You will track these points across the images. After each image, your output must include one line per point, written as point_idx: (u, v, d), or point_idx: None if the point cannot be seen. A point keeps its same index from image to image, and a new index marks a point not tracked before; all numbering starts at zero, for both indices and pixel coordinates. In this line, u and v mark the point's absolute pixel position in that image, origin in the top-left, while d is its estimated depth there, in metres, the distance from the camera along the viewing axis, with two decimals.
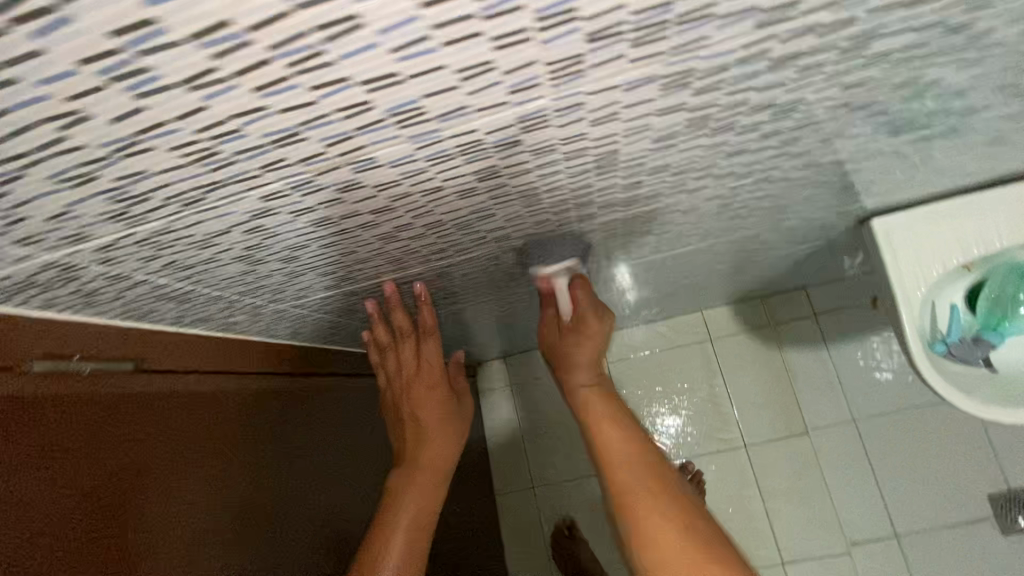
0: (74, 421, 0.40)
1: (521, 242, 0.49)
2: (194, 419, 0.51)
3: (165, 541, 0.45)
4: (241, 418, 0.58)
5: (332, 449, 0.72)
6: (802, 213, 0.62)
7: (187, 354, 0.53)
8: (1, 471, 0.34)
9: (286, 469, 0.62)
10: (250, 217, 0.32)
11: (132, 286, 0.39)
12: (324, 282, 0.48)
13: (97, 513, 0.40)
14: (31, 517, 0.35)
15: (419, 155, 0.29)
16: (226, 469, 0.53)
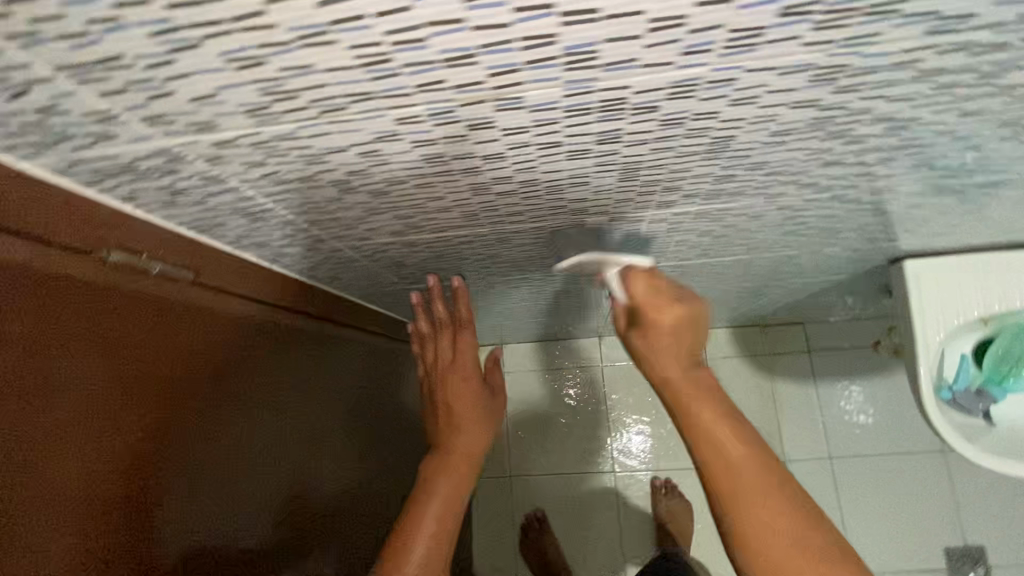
0: (126, 320, 0.40)
1: (592, 220, 0.49)
2: (223, 345, 0.51)
3: (182, 458, 0.45)
4: (263, 354, 0.58)
5: (328, 403, 0.73)
6: (848, 242, 0.64)
7: (238, 279, 0.53)
8: (59, 352, 0.34)
9: (290, 413, 0.62)
10: (373, 138, 0.32)
11: (220, 192, 0.38)
12: (394, 226, 0.48)
13: (131, 416, 0.40)
14: (77, 405, 0.35)
15: (562, 104, 0.29)
16: (242, 401, 0.53)
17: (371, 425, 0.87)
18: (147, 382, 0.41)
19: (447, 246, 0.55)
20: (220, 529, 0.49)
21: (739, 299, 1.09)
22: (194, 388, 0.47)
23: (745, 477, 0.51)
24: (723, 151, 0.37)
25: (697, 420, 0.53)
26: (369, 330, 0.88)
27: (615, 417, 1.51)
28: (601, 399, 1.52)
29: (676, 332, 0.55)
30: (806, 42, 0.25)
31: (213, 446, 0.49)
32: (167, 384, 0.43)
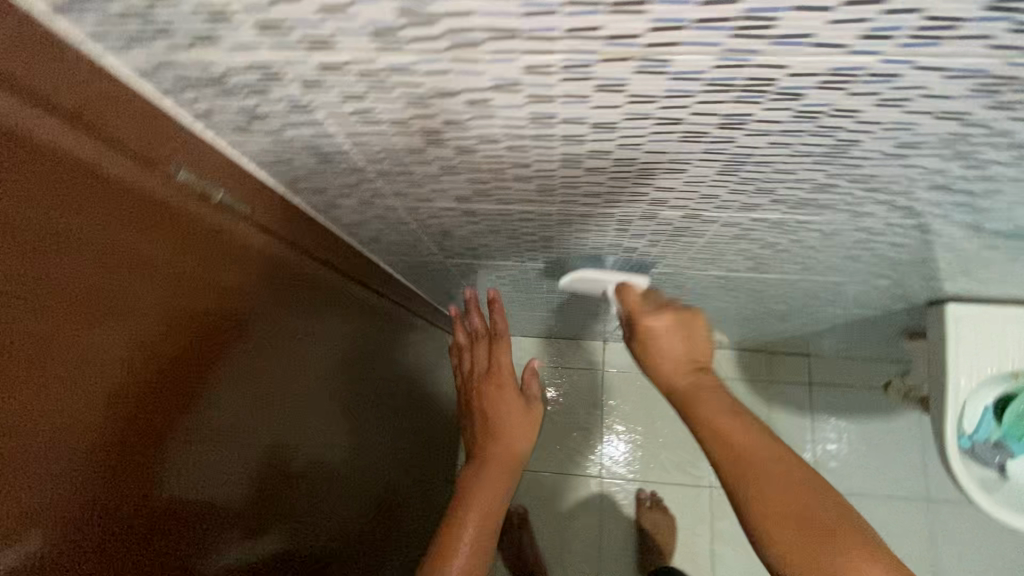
0: (181, 248, 0.38)
1: (665, 214, 0.48)
2: (264, 292, 0.49)
3: (210, 400, 0.43)
4: (296, 307, 0.56)
5: (343, 368, 0.71)
6: (901, 276, 0.63)
7: (287, 224, 0.51)
8: (115, 269, 0.32)
9: (309, 372, 0.61)
10: (489, 87, 0.30)
11: (302, 125, 0.36)
12: (461, 191, 0.46)
13: (171, 349, 0.38)
14: (125, 327, 0.34)
15: (706, 77, 0.28)
16: (271, 352, 0.52)
17: (376, 397, 0.86)
18: (175, 317, 0.38)
19: (503, 222, 0.53)
20: (215, 487, 0.46)
21: (759, 322, 1.08)
22: (220, 331, 0.44)
23: (758, 461, 0.55)
24: (838, 157, 0.35)
25: (704, 414, 0.60)
26: (388, 301, 0.86)
27: (610, 423, 1.50)
28: (598, 403, 1.51)
29: (675, 336, 0.65)
30: (993, 44, 0.24)
31: (226, 397, 0.45)
32: (195, 321, 0.40)
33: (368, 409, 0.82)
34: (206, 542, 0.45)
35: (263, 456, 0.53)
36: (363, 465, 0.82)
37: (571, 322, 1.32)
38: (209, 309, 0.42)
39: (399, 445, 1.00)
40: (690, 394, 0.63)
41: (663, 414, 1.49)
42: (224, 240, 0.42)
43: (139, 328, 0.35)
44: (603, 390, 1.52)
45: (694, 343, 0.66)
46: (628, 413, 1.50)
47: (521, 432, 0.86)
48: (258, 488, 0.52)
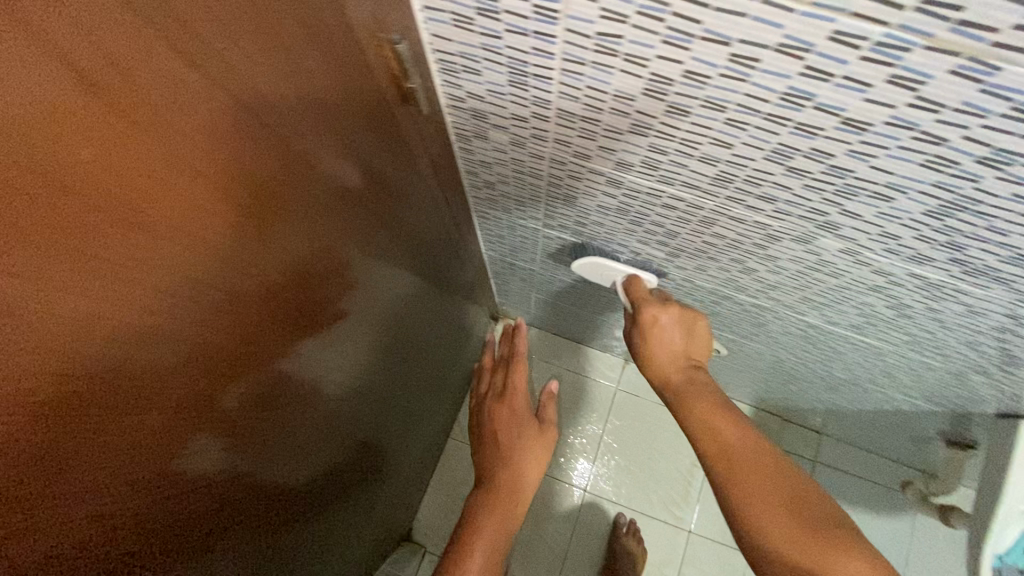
0: (349, 134, 0.35)
1: (822, 243, 0.45)
2: (374, 214, 0.46)
3: (300, 307, 0.40)
4: (390, 239, 0.53)
5: (395, 313, 0.68)
6: (999, 381, 0.61)
7: (423, 148, 0.48)
8: (291, 125, 0.29)
9: (372, 308, 0.58)
10: (772, 45, 0.28)
11: (527, 35, 0.34)
12: (628, 160, 0.44)
13: (293, 237, 0.34)
14: (271, 192, 0.30)
15: (1018, 98, 0.26)
16: (355, 279, 0.48)
17: (406, 348, 0.83)
18: (310, 205, 0.34)
19: (641, 206, 0.51)
20: (248, 406, 0.39)
21: (799, 389, 1.06)
22: (321, 234, 0.38)
23: (742, 465, 0.52)
24: None
25: (697, 412, 0.57)
26: (454, 258, 0.82)
27: (608, 442, 1.48)
28: (602, 418, 1.49)
29: (671, 331, 0.63)
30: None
31: (296, 307, 0.39)
32: (308, 211, 0.34)
33: (384, 366, 0.75)
34: (216, 468, 0.38)
35: (293, 388, 0.46)
36: (360, 426, 0.75)
37: (605, 331, 1.30)
38: (324, 202, 0.36)
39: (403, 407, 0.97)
40: (684, 391, 0.60)
41: (662, 448, 1.47)
42: (365, 133, 0.37)
43: (263, 180, 0.29)
44: (610, 408, 1.50)
45: (694, 345, 0.64)
46: (629, 437, 1.48)
47: (533, 453, 0.94)
48: (276, 422, 0.45)
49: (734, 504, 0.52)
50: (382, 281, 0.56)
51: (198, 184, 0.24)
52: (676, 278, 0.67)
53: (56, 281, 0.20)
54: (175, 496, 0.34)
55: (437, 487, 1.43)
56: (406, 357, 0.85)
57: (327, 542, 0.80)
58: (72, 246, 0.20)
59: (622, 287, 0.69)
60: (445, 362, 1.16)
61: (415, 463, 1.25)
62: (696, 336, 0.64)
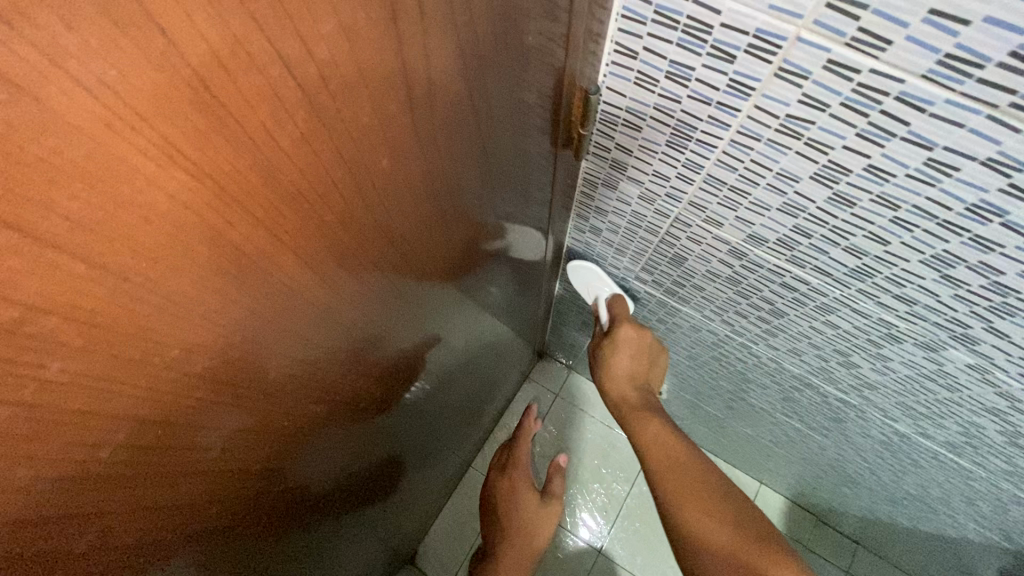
0: (517, 169, 0.35)
1: (950, 355, 0.44)
2: (488, 237, 0.46)
3: (417, 318, 0.40)
4: (489, 264, 0.53)
5: (468, 337, 0.69)
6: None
7: (550, 185, 0.49)
8: (483, 155, 0.29)
9: (455, 328, 0.59)
10: (979, 158, 0.28)
11: (710, 104, 0.35)
12: (763, 235, 0.44)
13: (441, 254, 0.35)
14: (446, 211, 0.30)
15: None
16: (452, 297, 0.49)
17: (462, 373, 0.83)
18: (464, 227, 0.35)
19: (755, 280, 0.51)
20: (348, 410, 0.39)
21: (853, 495, 1.01)
22: (465, 249, 0.38)
23: (687, 471, 0.52)
24: None
25: (647, 434, 0.57)
26: (527, 295, 0.82)
27: (630, 506, 1.43)
28: (627, 480, 1.45)
29: (634, 352, 0.65)
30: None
31: (420, 313, 0.39)
32: (461, 232, 0.35)
33: (441, 384, 0.74)
34: (314, 454, 0.38)
35: (377, 396, 0.46)
36: (403, 440, 0.74)
37: None
38: (480, 221, 0.37)
39: (440, 429, 0.96)
40: (631, 411, 0.61)
41: None
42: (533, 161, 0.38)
43: (461, 188, 0.30)
44: (638, 471, 1.45)
45: (649, 367, 0.66)
46: (652, 505, 1.42)
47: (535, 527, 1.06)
48: (359, 419, 0.45)
49: (675, 517, 0.50)
50: (469, 303, 0.57)
51: (431, 173, 0.25)
52: (761, 357, 0.66)
53: (322, 238, 0.21)
54: (287, 473, 0.34)
55: (448, 515, 1.39)
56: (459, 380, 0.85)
57: (342, 551, 0.78)
58: (342, 207, 0.21)
59: (604, 304, 0.71)
60: (487, 392, 1.15)
61: (434, 488, 1.23)
62: (651, 357, 0.66)
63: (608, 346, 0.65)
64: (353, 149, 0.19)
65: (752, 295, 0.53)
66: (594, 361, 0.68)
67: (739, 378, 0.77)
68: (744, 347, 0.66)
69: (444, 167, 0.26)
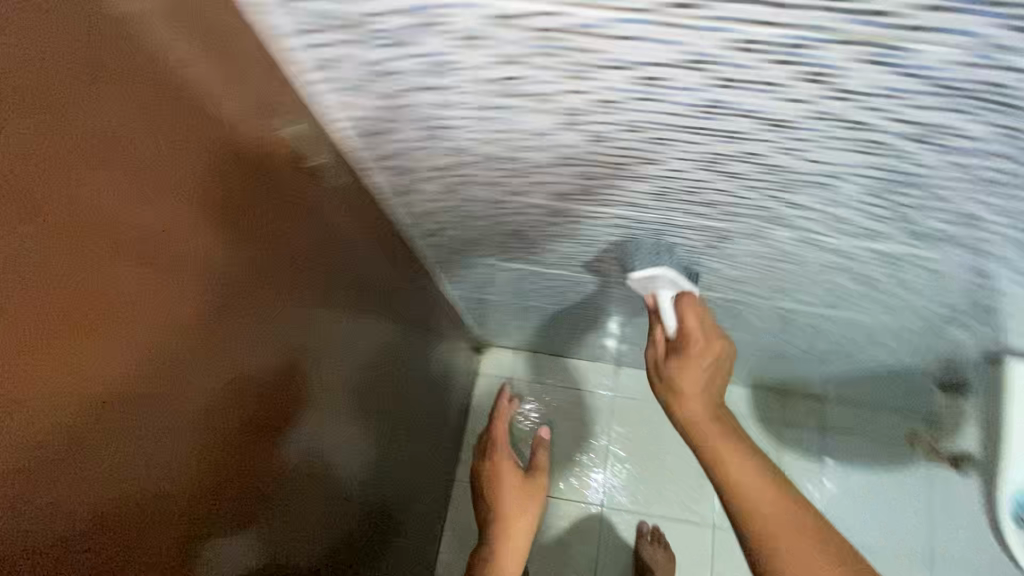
0: (273, 204, 0.34)
1: (780, 236, 0.44)
2: (342, 267, 0.46)
3: (281, 370, 0.40)
4: (363, 291, 0.53)
5: (381, 363, 0.68)
6: (980, 329, 0.61)
7: (364, 198, 0.47)
8: (191, 222, 0.28)
9: (359, 362, 0.58)
10: (677, 63, 0.26)
11: (429, 89, 0.32)
12: (565, 187, 0.42)
13: (249, 311, 0.35)
14: (202, 287, 0.30)
15: (931, 74, 0.24)
16: (338, 332, 0.49)
17: (401, 400, 0.81)
18: (256, 275, 0.34)
19: (590, 228, 0.49)
20: (261, 478, 0.40)
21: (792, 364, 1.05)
22: (285, 293, 0.38)
23: (782, 517, 0.48)
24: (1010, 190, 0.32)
25: (731, 472, 0.50)
26: (419, 305, 0.78)
27: (617, 452, 1.45)
28: (605, 428, 1.47)
29: (711, 369, 0.56)
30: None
31: (329, 352, 0.48)
32: (259, 284, 0.35)
33: (388, 413, 0.76)
34: (242, 534, 0.39)
35: (305, 451, 0.47)
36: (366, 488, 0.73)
37: (589, 344, 1.29)
38: (279, 261, 0.36)
39: (406, 459, 0.95)
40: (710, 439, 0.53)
41: (671, 445, 1.46)
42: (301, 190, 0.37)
43: (198, 260, 0.29)
44: (612, 415, 1.47)
45: (722, 378, 0.57)
46: (636, 443, 1.46)
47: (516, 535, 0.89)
48: (298, 477, 0.46)
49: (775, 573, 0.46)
50: (362, 335, 0.56)
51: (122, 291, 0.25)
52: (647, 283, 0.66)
53: (160, 354, 0.28)
54: (258, 526, 0.41)
55: (451, 533, 1.38)
56: (402, 408, 0.83)
57: None
58: (104, 373, 0.25)
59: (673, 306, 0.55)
60: (437, 406, 1.13)
61: (427, 512, 1.21)
62: (725, 371, 0.57)
63: (677, 364, 0.55)
64: (141, 291, 0.26)
65: (599, 242, 0.52)
66: (654, 373, 0.58)
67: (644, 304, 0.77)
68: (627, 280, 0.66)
69: (254, 241, 0.33)
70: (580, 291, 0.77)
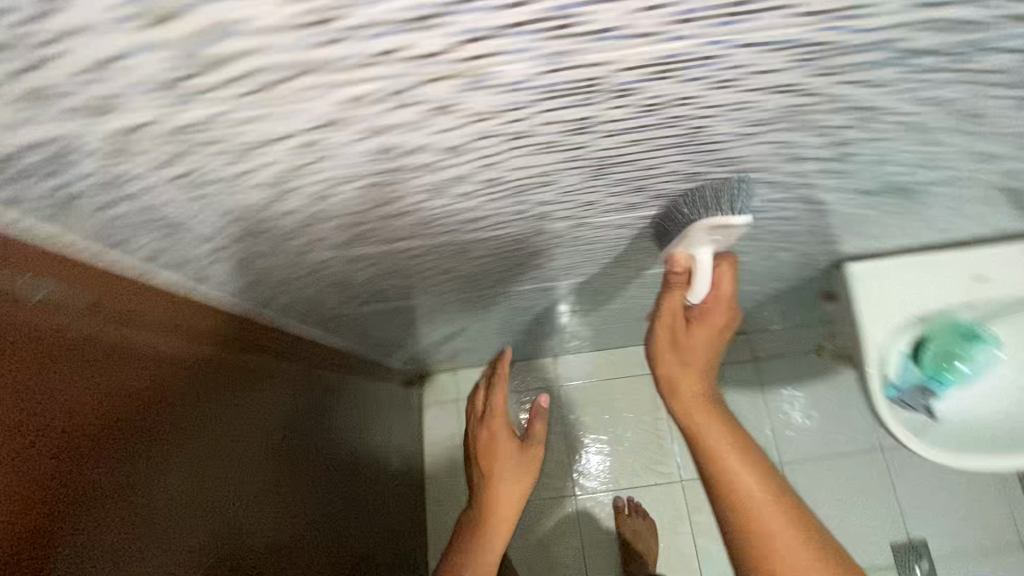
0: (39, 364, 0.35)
1: (558, 223, 0.46)
2: (171, 384, 0.47)
3: (123, 505, 0.41)
4: (218, 392, 0.54)
5: (290, 442, 0.69)
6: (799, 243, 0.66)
7: (172, 311, 0.48)
8: None
9: (251, 453, 0.59)
10: (318, 127, 0.27)
11: (125, 199, 0.32)
12: (337, 239, 0.43)
13: (51, 470, 0.36)
14: None
15: (533, 84, 0.26)
16: (199, 441, 0.50)
17: (330, 464, 0.83)
18: (47, 434, 0.35)
19: (397, 261, 0.51)
20: None
21: None
22: (97, 436, 0.39)
23: (766, 483, 0.65)
24: (693, 149, 0.36)
25: (709, 440, 0.67)
26: (308, 363, 0.78)
27: (575, 437, 1.49)
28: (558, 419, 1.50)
29: (711, 307, 0.67)
30: (820, 9, 0.23)
31: (192, 459, 0.49)
32: (56, 440, 0.36)
33: (321, 483, 0.78)
34: None
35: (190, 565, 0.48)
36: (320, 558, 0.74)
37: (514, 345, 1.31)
38: (75, 411, 0.37)
39: (363, 513, 0.96)
40: (692, 413, 0.68)
41: (623, 415, 1.50)
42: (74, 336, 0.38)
43: None
44: (560, 402, 1.50)
45: (712, 303, 0.66)
46: (591, 423, 1.50)
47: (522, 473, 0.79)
48: None
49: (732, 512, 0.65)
50: (239, 430, 0.57)
51: None
52: (499, 281, 0.68)
53: None
54: None
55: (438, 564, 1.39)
56: (336, 471, 0.84)
57: None
58: None
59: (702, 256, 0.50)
60: (383, 450, 1.13)
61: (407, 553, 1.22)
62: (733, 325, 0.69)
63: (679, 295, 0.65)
64: None
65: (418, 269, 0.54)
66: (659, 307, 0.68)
67: (518, 296, 0.80)
68: (480, 285, 0.68)
69: (28, 404, 0.34)
70: (455, 303, 0.79)
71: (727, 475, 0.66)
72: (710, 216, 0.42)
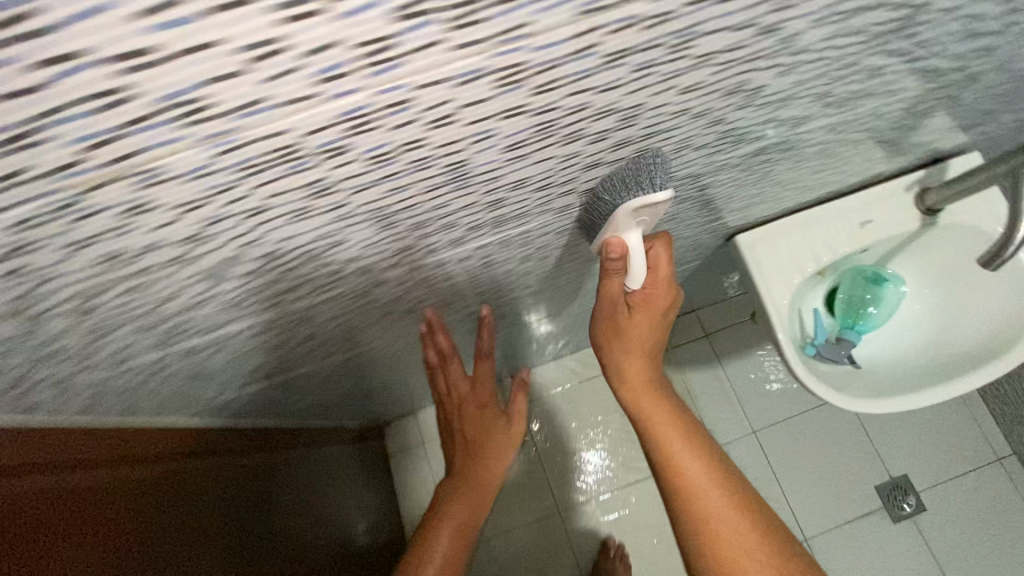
0: None
1: (390, 274, 0.44)
2: (80, 512, 0.46)
3: None
4: (138, 503, 0.53)
5: (234, 532, 0.68)
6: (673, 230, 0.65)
7: (47, 449, 0.46)
8: None
9: (192, 552, 0.58)
10: (9, 253, 0.25)
11: None
12: (147, 341, 0.40)
13: None
14: None
15: (221, 165, 0.24)
16: (129, 555, 0.49)
17: (289, 544, 0.81)
18: None
19: (244, 343, 0.48)
20: None
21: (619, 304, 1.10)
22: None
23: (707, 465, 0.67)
24: (471, 183, 0.34)
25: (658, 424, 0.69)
26: (232, 454, 0.75)
27: (547, 452, 1.47)
28: (529, 438, 1.47)
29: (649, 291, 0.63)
30: (479, 37, 0.22)
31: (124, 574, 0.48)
32: None
33: (282, 565, 0.76)
34: None
35: None
36: None
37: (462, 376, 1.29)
38: None
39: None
40: (641, 398, 0.70)
41: (591, 418, 1.49)
42: None
43: None
44: (527, 419, 1.48)
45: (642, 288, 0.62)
46: (561, 435, 1.48)
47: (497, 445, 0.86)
48: None
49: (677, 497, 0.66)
50: (172, 535, 0.56)
51: None
52: (387, 333, 0.65)
53: None
54: None
55: None
56: (297, 550, 0.82)
57: None
58: None
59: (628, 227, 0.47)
60: (349, 517, 1.09)
61: None
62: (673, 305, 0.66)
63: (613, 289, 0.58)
64: None
65: (278, 343, 0.51)
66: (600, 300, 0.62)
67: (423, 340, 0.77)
68: (367, 341, 0.65)
69: None
70: (361, 361, 0.76)
71: (672, 455, 0.68)
72: (630, 197, 0.41)
